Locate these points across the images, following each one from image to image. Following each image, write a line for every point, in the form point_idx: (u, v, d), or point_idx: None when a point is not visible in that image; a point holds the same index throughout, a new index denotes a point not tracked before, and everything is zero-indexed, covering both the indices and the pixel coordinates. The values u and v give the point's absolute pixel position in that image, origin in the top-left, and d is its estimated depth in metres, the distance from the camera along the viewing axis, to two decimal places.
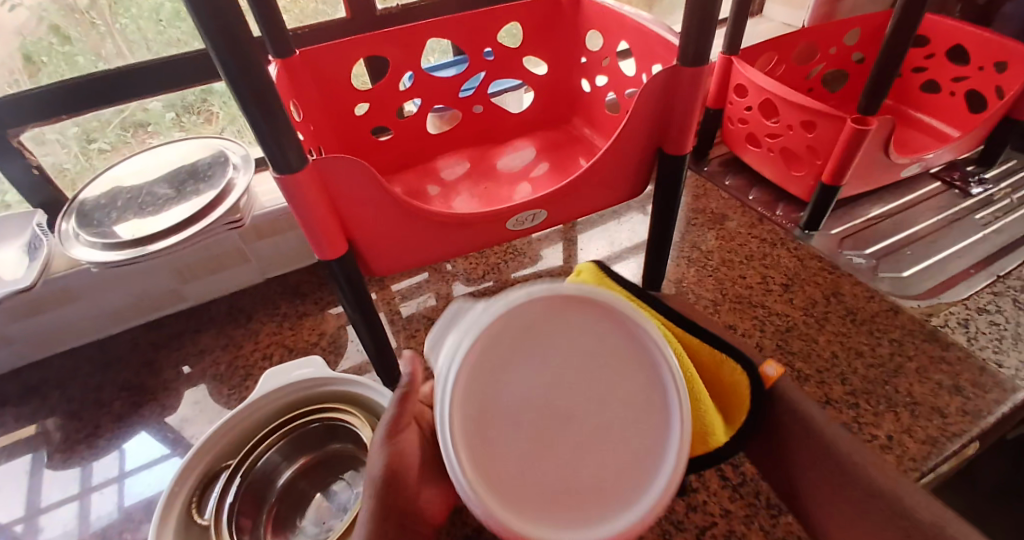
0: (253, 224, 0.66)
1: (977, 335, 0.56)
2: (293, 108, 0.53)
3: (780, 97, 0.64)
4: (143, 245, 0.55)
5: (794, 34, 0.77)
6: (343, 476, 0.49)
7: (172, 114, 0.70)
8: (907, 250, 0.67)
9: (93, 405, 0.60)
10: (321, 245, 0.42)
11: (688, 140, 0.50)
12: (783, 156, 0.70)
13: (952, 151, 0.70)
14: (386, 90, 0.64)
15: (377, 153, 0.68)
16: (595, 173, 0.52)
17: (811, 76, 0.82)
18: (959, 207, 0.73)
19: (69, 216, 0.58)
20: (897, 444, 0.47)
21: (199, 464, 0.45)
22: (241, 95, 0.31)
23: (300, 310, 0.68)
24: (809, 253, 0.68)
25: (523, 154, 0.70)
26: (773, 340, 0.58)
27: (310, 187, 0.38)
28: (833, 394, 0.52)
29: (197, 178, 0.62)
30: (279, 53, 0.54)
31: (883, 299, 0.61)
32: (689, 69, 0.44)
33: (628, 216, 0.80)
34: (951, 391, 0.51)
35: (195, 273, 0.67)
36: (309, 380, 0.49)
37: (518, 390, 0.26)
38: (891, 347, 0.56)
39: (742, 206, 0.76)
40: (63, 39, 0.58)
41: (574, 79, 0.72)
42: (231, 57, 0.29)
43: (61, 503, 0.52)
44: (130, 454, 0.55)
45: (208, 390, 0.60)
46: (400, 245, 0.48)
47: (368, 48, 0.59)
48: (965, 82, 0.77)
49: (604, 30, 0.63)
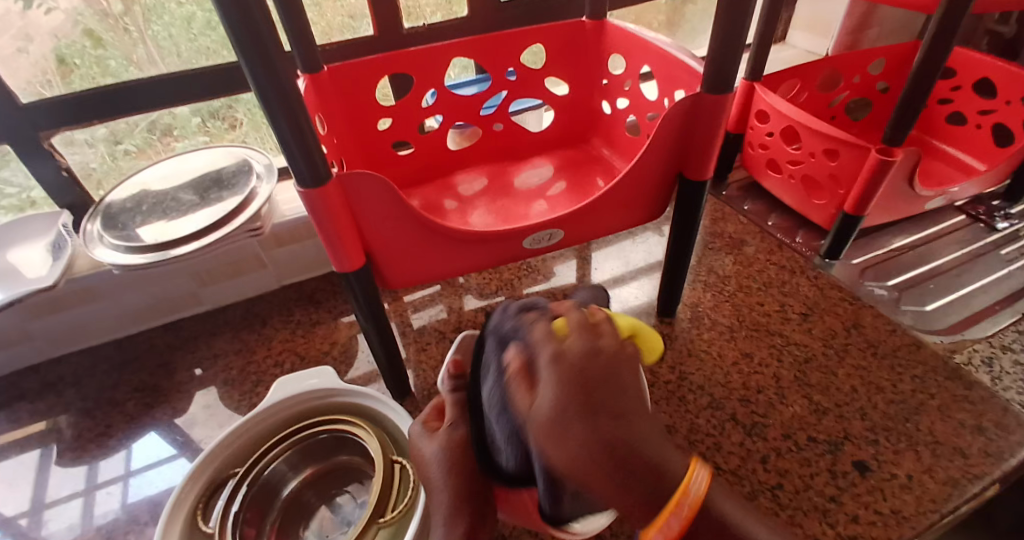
0: (272, 232, 0.67)
1: (1002, 374, 0.54)
2: (318, 121, 0.54)
3: (803, 125, 0.63)
4: (165, 249, 0.56)
5: (818, 62, 0.76)
6: (348, 489, 0.48)
7: (198, 119, 0.71)
8: (930, 284, 0.65)
9: (105, 404, 0.60)
10: (341, 258, 0.42)
11: (710, 165, 0.50)
12: (805, 183, 0.69)
13: (978, 184, 0.69)
14: (409, 105, 0.65)
15: (396, 166, 0.68)
16: (615, 195, 0.52)
17: (835, 103, 0.82)
18: (984, 241, 0.71)
19: (94, 218, 0.59)
20: (917, 484, 0.46)
21: (207, 470, 0.45)
22: (271, 108, 0.31)
23: (313, 318, 0.68)
24: (829, 283, 0.67)
25: (540, 172, 0.71)
26: (790, 370, 0.56)
27: (335, 201, 0.38)
28: (852, 430, 0.50)
29: (221, 185, 0.63)
30: (310, 67, 0.55)
31: (905, 333, 0.60)
32: (712, 96, 0.44)
33: (644, 236, 0.79)
34: (974, 431, 0.50)
35: (213, 277, 0.68)
36: (320, 390, 0.49)
37: None
38: (912, 384, 0.54)
39: (760, 232, 0.75)
40: (96, 42, 0.60)
41: (595, 100, 0.73)
42: (262, 70, 0.29)
43: (68, 498, 0.52)
44: (138, 453, 0.55)
45: (220, 394, 0.60)
46: (417, 258, 0.48)
47: (394, 66, 0.60)
48: (992, 115, 0.76)
49: (627, 53, 0.63)
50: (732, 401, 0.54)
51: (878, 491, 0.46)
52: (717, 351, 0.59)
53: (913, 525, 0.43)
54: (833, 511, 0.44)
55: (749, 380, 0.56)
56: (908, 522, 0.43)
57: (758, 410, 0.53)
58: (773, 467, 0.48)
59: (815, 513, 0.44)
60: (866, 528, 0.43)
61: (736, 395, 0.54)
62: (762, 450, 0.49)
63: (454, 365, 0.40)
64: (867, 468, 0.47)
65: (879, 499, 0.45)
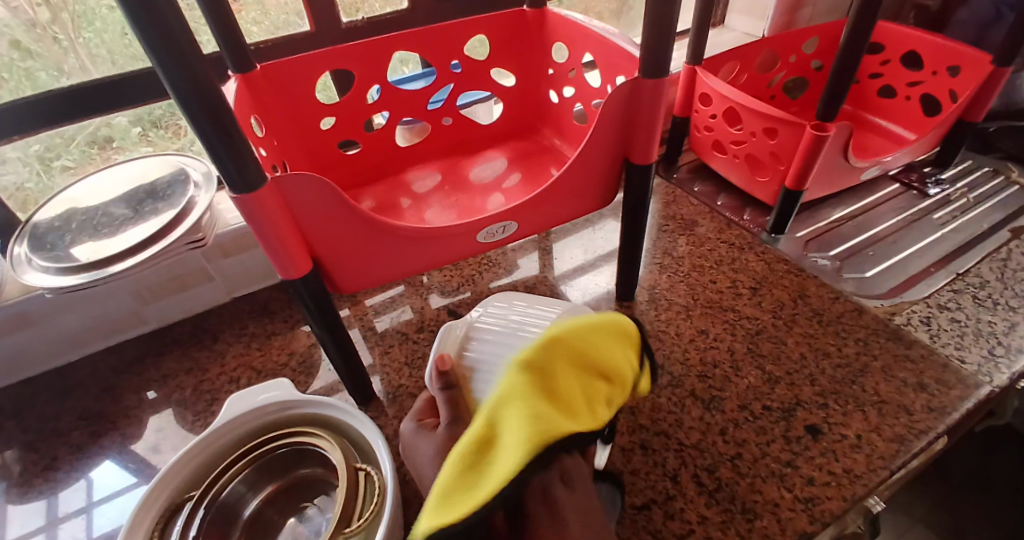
0: (217, 243, 0.64)
1: (939, 332, 0.58)
2: (255, 123, 0.52)
3: (743, 105, 0.65)
4: (102, 266, 0.53)
5: (755, 43, 0.79)
6: (315, 500, 0.48)
7: (138, 130, 0.68)
8: (870, 251, 0.69)
9: (50, 435, 0.57)
10: (284, 265, 0.41)
11: (653, 148, 0.50)
12: (748, 162, 0.71)
13: (909, 153, 0.72)
14: (354, 103, 0.64)
15: (346, 167, 0.67)
16: (564, 183, 0.52)
17: (774, 83, 0.85)
18: (918, 208, 0.75)
19: (21, 239, 0.56)
20: (866, 442, 0.48)
21: (159, 497, 0.43)
22: (192, 113, 0.30)
23: (268, 330, 0.66)
24: (776, 257, 0.69)
25: (494, 165, 0.70)
26: (743, 343, 0.58)
27: (272, 205, 0.37)
28: (803, 395, 0.53)
29: (155, 197, 0.60)
30: (241, 67, 0.53)
31: (848, 300, 0.63)
32: (650, 81, 0.45)
33: (601, 224, 0.80)
34: (916, 388, 0.52)
35: (157, 294, 0.65)
36: (276, 403, 0.47)
37: None
38: (856, 347, 0.57)
39: (710, 212, 0.78)
40: (23, 54, 0.57)
41: (542, 90, 0.73)
42: (179, 74, 0.28)
43: (18, 539, 0.49)
44: (91, 486, 0.53)
45: (174, 416, 0.58)
46: (366, 259, 0.47)
47: (333, 64, 0.59)
48: (920, 87, 0.80)
49: (569, 42, 0.63)
50: (691, 377, 0.55)
51: (831, 452, 0.48)
52: (675, 330, 0.61)
53: (865, 483, 0.45)
54: (789, 475, 0.46)
55: (706, 355, 0.57)
56: (860, 480, 0.45)
57: (715, 384, 0.54)
58: (731, 437, 0.50)
59: (772, 479, 0.46)
60: (821, 489, 0.45)
61: (694, 372, 0.56)
62: (720, 422, 0.51)
63: (442, 359, 0.35)
64: (819, 431, 0.50)
65: (832, 459, 0.47)
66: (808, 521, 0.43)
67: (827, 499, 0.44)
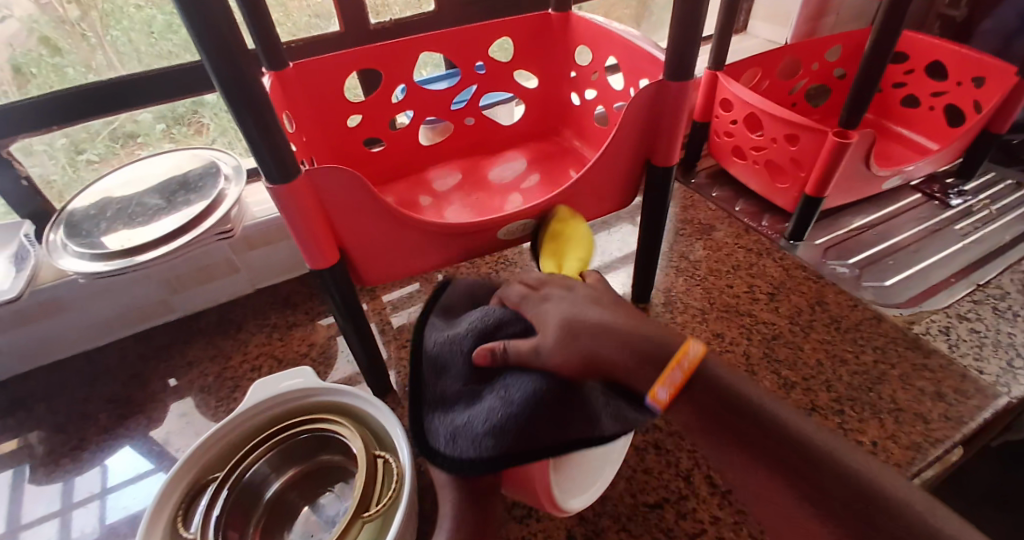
0: (243, 235, 0.66)
1: (958, 342, 0.57)
2: (285, 119, 0.53)
3: (764, 111, 0.65)
4: (131, 255, 0.54)
5: (778, 50, 0.79)
6: (332, 488, 0.49)
7: (161, 126, 0.70)
8: (889, 260, 0.68)
9: (77, 418, 0.59)
10: (314, 255, 0.42)
11: (676, 151, 0.51)
12: (768, 168, 0.71)
13: (931, 163, 0.72)
14: (379, 102, 0.65)
15: (369, 164, 0.68)
16: (586, 183, 0.52)
17: (795, 90, 0.85)
18: (939, 218, 0.74)
19: (57, 226, 0.58)
20: (882, 449, 0.48)
21: (186, 476, 0.44)
22: (236, 105, 0.31)
23: (289, 321, 0.68)
24: (794, 263, 0.69)
25: (514, 166, 0.71)
26: (759, 347, 0.59)
27: (305, 196, 0.38)
28: (819, 401, 0.53)
29: (187, 188, 0.62)
30: (274, 65, 0.55)
31: (866, 308, 0.62)
32: (675, 84, 0.46)
33: (618, 227, 0.81)
34: (934, 397, 0.52)
35: (182, 284, 0.67)
36: (300, 390, 0.49)
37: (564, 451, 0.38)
38: (874, 355, 0.57)
39: (728, 217, 0.78)
40: (53, 51, 0.59)
41: (563, 93, 0.74)
42: (227, 67, 0.29)
43: (44, 518, 0.51)
44: (116, 468, 0.54)
45: (196, 402, 0.60)
46: (391, 253, 0.48)
47: (361, 62, 0.60)
48: (944, 97, 0.80)
49: (593, 45, 0.64)
50: None
51: None
52: (691, 333, 0.61)
53: None
54: None
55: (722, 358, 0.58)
56: None
57: None
58: None
59: None
60: None
61: None
62: None
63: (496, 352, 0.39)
64: None
65: None
66: None
67: None
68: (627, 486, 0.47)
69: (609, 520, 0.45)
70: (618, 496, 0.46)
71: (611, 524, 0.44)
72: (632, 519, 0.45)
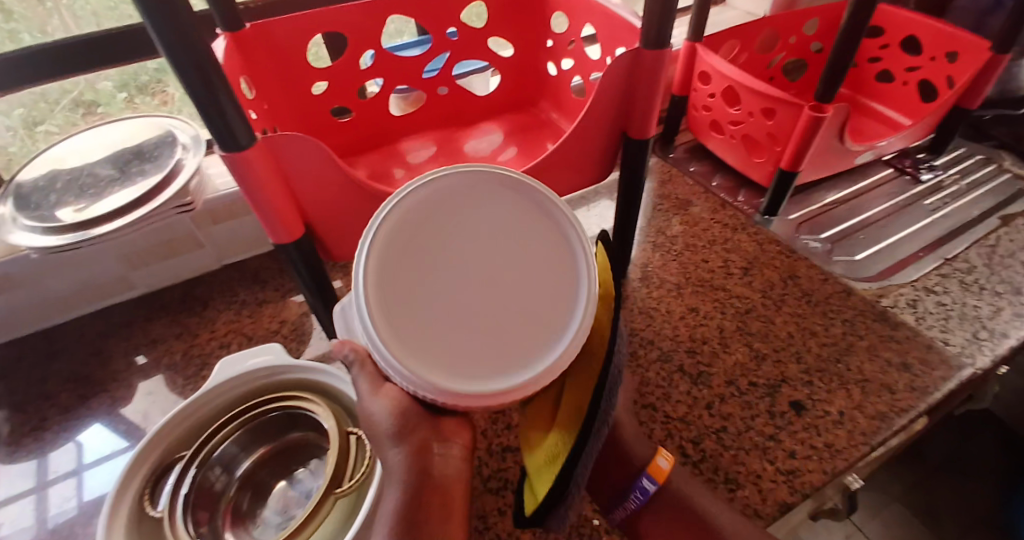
0: (206, 209, 0.63)
1: (925, 315, 0.59)
2: (245, 85, 0.51)
3: (742, 84, 0.65)
4: (85, 229, 0.52)
5: (756, 23, 0.78)
6: (306, 464, 0.48)
7: (124, 94, 0.67)
8: (860, 235, 0.69)
9: (36, 397, 0.57)
10: (276, 229, 0.40)
11: (651, 124, 0.50)
12: (745, 142, 0.71)
13: (904, 138, 0.72)
14: (347, 69, 0.62)
15: (339, 134, 0.66)
16: (562, 155, 0.51)
17: (774, 64, 0.84)
18: (910, 193, 0.76)
19: (5, 199, 0.55)
20: (848, 418, 0.49)
21: (151, 455, 0.43)
22: (180, 68, 0.29)
23: (259, 297, 0.66)
24: (768, 238, 0.70)
25: (490, 138, 0.70)
26: (732, 321, 0.59)
27: (264, 167, 0.36)
28: (789, 373, 0.54)
29: (143, 158, 0.59)
30: (230, 26, 0.52)
31: (836, 282, 0.63)
32: (651, 52, 0.44)
33: (596, 202, 0.80)
34: (899, 368, 0.54)
35: (144, 259, 0.64)
36: (269, 368, 0.48)
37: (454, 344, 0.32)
38: (843, 327, 0.58)
39: (705, 192, 0.78)
40: (4, 15, 0.55)
41: (540, 63, 0.72)
42: (169, 28, 0.27)
43: (11, 498, 0.49)
44: (85, 446, 0.53)
45: (164, 380, 0.58)
46: (360, 229, 0.47)
47: (326, 26, 0.57)
48: (917, 73, 0.80)
49: (570, 12, 0.62)
50: (680, 353, 0.56)
51: (814, 427, 0.49)
52: (666, 306, 0.61)
53: (845, 457, 0.47)
54: (772, 449, 0.48)
55: (696, 332, 0.58)
56: (840, 454, 0.47)
57: (703, 360, 0.55)
58: (718, 411, 0.51)
59: (756, 451, 0.47)
60: (802, 462, 0.46)
61: (683, 347, 0.57)
62: (708, 397, 0.52)
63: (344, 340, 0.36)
64: (803, 406, 0.51)
65: (815, 434, 0.48)
66: (789, 492, 0.44)
67: (807, 472, 0.46)
68: None
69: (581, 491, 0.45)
70: None
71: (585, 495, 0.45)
72: None
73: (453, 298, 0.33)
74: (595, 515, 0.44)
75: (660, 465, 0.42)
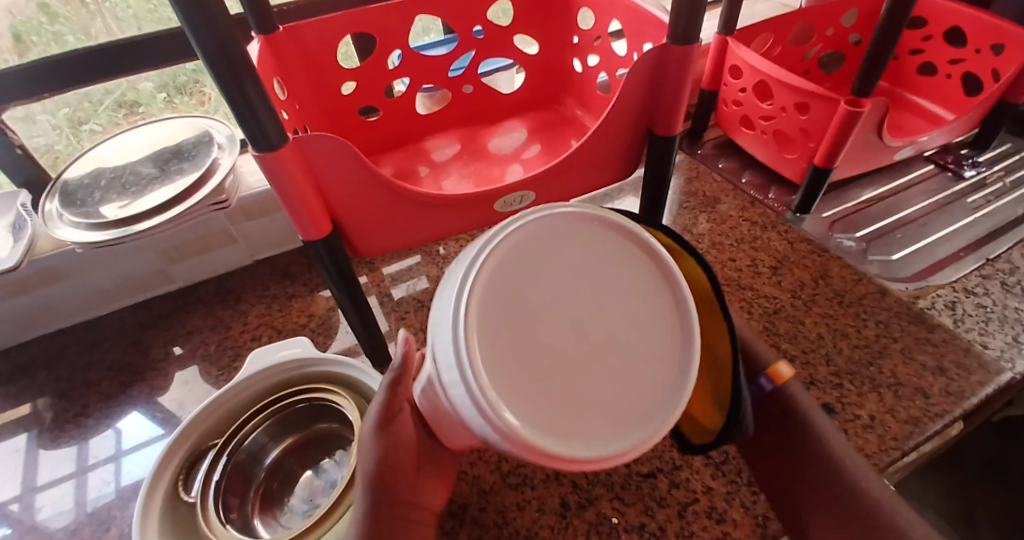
0: (240, 205, 0.65)
1: (963, 317, 0.56)
2: (276, 85, 0.52)
3: (774, 78, 0.63)
4: (128, 224, 0.54)
5: (790, 15, 0.75)
6: (331, 454, 0.49)
7: (163, 95, 0.69)
8: (897, 234, 0.67)
9: (81, 385, 0.60)
10: (306, 226, 0.41)
11: (678, 119, 0.50)
12: (776, 138, 0.69)
13: (946, 133, 0.69)
14: (374, 69, 0.63)
15: (366, 132, 0.67)
16: (586, 152, 0.51)
17: (808, 57, 0.81)
18: (951, 190, 0.72)
19: (53, 196, 0.58)
20: (879, 423, 0.48)
21: (185, 442, 0.45)
22: (217, 70, 0.30)
23: (288, 292, 0.68)
24: (799, 237, 0.68)
25: (514, 136, 0.70)
26: (760, 321, 0.58)
27: (293, 165, 0.37)
28: (818, 375, 0.52)
29: (181, 157, 0.61)
30: (263, 28, 0.53)
31: (870, 282, 0.61)
32: (678, 48, 0.44)
33: (620, 199, 0.79)
34: (936, 372, 0.51)
35: (181, 254, 0.67)
36: (297, 360, 0.49)
37: (556, 383, 0.26)
38: (876, 329, 0.56)
39: (733, 189, 0.76)
40: (51, 18, 0.58)
41: (566, 59, 0.71)
42: (206, 32, 0.28)
43: (57, 480, 0.52)
44: (124, 434, 0.55)
45: (199, 370, 0.60)
46: (386, 225, 0.48)
47: (355, 26, 0.58)
48: (961, 65, 0.76)
49: (595, 8, 0.62)
50: None
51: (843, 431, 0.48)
52: None
53: (874, 462, 0.45)
54: None
55: None
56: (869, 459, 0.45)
57: None
58: None
59: None
60: None
61: None
62: None
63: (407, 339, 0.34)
64: (832, 410, 0.49)
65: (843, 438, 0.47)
66: None
67: None
68: (621, 456, 0.47)
69: (602, 489, 0.45)
70: (611, 465, 0.47)
71: (604, 493, 0.45)
72: (624, 487, 0.45)
73: (551, 347, 0.27)
74: (615, 514, 0.44)
75: (782, 370, 0.42)
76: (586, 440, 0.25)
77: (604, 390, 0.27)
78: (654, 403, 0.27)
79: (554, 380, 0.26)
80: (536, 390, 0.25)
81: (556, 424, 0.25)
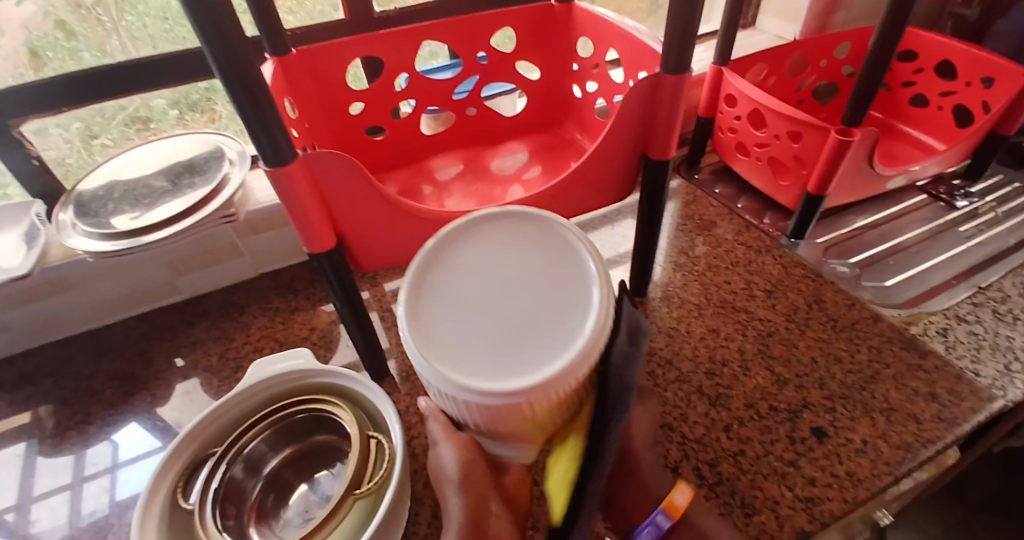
0: (247, 219, 0.67)
1: (955, 344, 0.57)
2: (287, 104, 0.54)
3: (768, 108, 0.65)
4: (137, 235, 0.56)
5: (785, 47, 0.78)
6: (328, 467, 0.50)
7: (175, 112, 0.72)
8: (890, 260, 0.68)
9: (83, 393, 0.61)
10: (310, 238, 0.42)
11: (672, 144, 0.51)
12: (771, 165, 0.71)
13: (937, 164, 0.71)
14: (382, 90, 0.66)
15: (372, 151, 0.69)
16: (584, 174, 0.52)
17: (803, 87, 0.84)
18: (943, 219, 0.74)
19: (66, 206, 0.59)
20: (871, 448, 0.48)
21: (186, 449, 0.46)
22: (232, 88, 0.32)
23: (291, 305, 0.69)
24: (793, 262, 0.69)
25: (516, 158, 0.72)
26: (754, 344, 0.59)
27: (300, 180, 0.39)
28: (811, 398, 0.53)
29: (192, 172, 0.63)
30: (277, 51, 0.56)
31: (863, 308, 0.62)
32: (672, 77, 0.46)
33: (619, 222, 0.81)
34: (928, 399, 0.52)
35: (188, 266, 0.68)
36: (299, 371, 0.50)
37: (486, 338, 0.33)
38: (869, 353, 0.57)
39: (729, 214, 0.78)
40: (68, 35, 0.60)
41: (566, 85, 0.74)
42: (224, 56, 0.30)
43: (54, 490, 0.52)
44: (124, 445, 0.56)
45: (200, 381, 0.61)
46: (388, 241, 0.49)
47: (364, 49, 0.61)
48: (952, 97, 0.79)
49: (595, 37, 0.64)
50: (698, 374, 0.56)
51: (836, 454, 0.48)
52: (688, 327, 0.61)
53: (867, 487, 0.45)
54: (791, 475, 0.47)
55: (716, 353, 0.58)
56: (863, 484, 0.46)
57: (723, 382, 0.55)
58: (736, 434, 0.50)
59: (774, 476, 0.47)
60: (822, 490, 0.45)
61: (703, 369, 0.56)
62: (726, 419, 0.51)
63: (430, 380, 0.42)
64: (825, 433, 0.50)
65: (836, 461, 0.47)
66: (807, 519, 0.44)
67: (827, 500, 0.45)
68: None
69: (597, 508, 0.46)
70: None
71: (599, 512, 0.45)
72: None
73: (477, 312, 0.35)
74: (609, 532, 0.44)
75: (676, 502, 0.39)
76: (502, 378, 0.31)
77: (524, 339, 0.33)
78: (566, 342, 0.32)
79: (480, 335, 0.33)
80: (461, 344, 0.33)
81: (475, 367, 0.32)
